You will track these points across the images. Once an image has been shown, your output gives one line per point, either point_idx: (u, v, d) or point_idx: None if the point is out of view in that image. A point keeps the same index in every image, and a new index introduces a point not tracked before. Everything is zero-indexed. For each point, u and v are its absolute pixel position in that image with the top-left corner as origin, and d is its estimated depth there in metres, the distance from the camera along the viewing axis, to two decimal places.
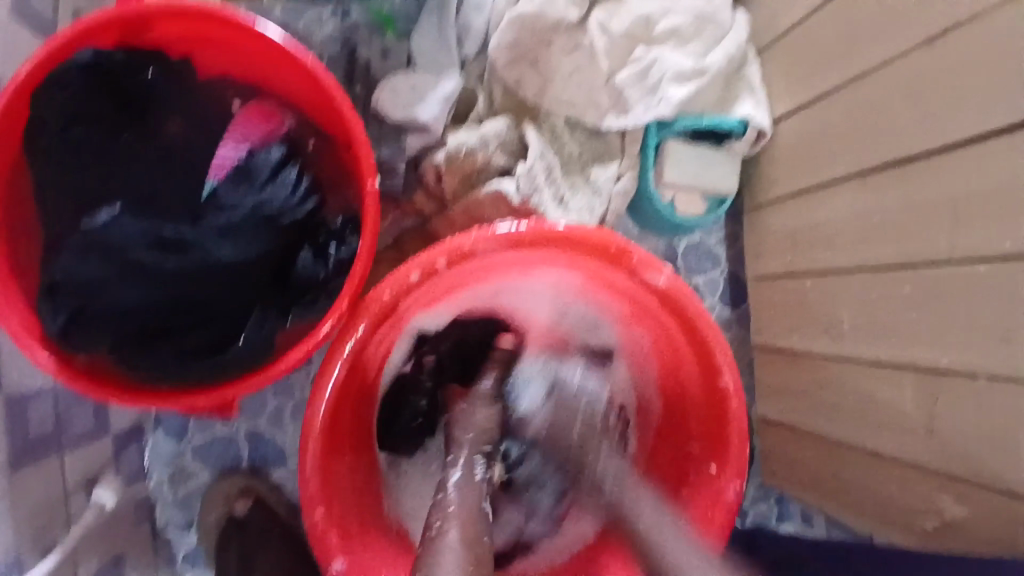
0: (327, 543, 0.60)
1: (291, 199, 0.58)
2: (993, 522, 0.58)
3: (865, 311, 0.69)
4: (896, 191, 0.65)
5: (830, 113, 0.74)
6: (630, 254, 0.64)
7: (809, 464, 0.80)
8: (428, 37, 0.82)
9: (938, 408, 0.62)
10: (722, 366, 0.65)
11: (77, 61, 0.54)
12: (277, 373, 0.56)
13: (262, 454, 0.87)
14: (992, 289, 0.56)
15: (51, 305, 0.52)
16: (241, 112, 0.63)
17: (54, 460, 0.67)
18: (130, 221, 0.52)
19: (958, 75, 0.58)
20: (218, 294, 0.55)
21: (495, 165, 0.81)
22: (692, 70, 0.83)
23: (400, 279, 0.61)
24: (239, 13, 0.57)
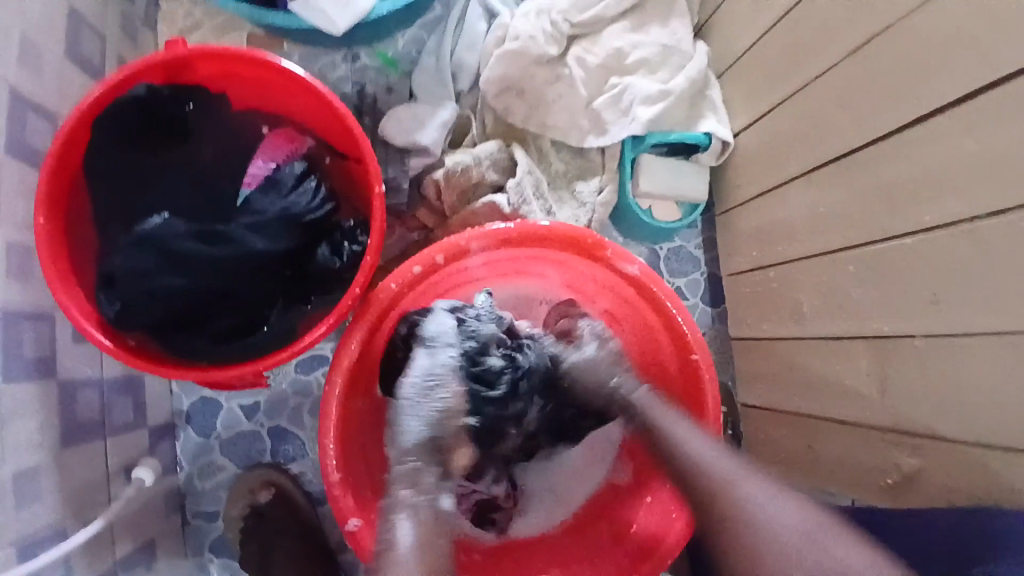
0: (343, 504, 0.68)
1: (312, 204, 0.68)
2: (944, 467, 0.65)
3: (822, 292, 0.78)
4: (837, 185, 0.75)
5: (781, 122, 0.85)
6: (604, 246, 0.73)
7: (788, 441, 0.87)
8: (426, 75, 0.94)
9: (888, 370, 0.70)
10: (692, 343, 0.73)
11: (132, 94, 0.66)
12: (300, 350, 0.64)
13: (282, 450, 0.95)
14: (922, 258, 0.64)
15: (109, 294, 0.62)
16: (267, 136, 0.73)
17: (97, 445, 0.77)
18: (178, 221, 0.62)
19: (879, 82, 0.69)
20: (248, 282, 0.64)
21: (489, 180, 0.91)
22: (658, 93, 0.93)
23: (404, 272, 0.71)
24: (266, 54, 0.68)
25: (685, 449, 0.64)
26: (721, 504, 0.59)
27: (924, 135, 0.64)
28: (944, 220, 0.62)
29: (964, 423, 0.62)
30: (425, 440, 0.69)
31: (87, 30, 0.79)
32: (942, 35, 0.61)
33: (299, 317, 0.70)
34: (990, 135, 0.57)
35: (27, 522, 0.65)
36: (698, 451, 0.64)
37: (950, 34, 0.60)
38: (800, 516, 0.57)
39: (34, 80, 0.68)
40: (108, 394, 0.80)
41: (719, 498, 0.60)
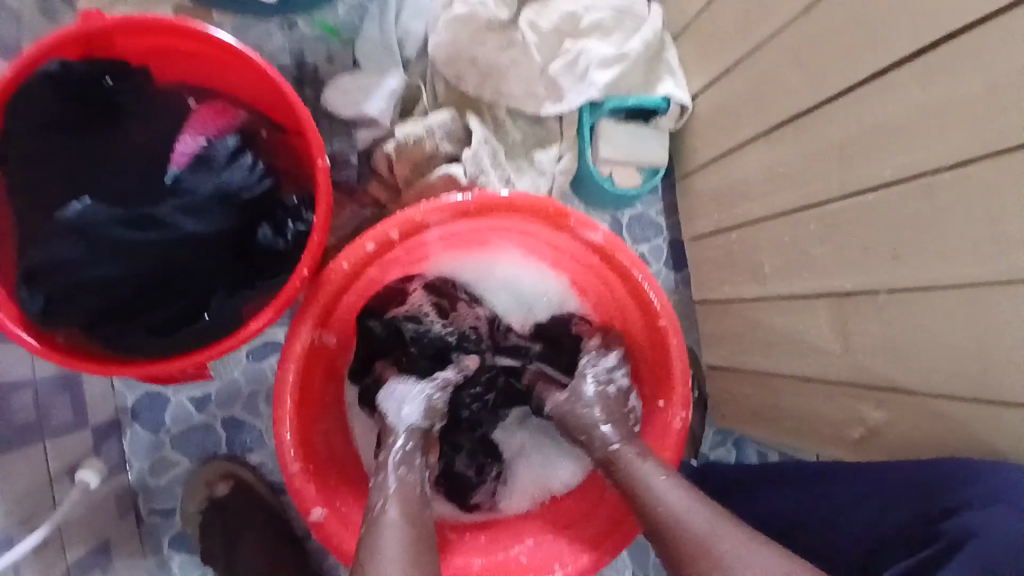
0: (306, 495, 0.65)
1: (248, 180, 0.64)
2: (909, 419, 0.66)
3: (783, 251, 0.77)
4: (794, 143, 0.74)
5: (737, 81, 0.83)
6: (567, 215, 0.71)
7: (753, 400, 0.87)
8: (371, 43, 0.89)
9: (850, 326, 0.70)
10: (658, 309, 0.72)
11: (45, 70, 0.60)
12: (246, 337, 0.60)
13: (240, 441, 0.91)
14: (880, 212, 0.64)
15: (32, 288, 0.57)
16: (197, 110, 0.68)
17: (37, 449, 0.72)
18: (102, 206, 0.58)
19: (833, 35, 0.67)
20: (184, 268, 0.60)
21: (442, 152, 0.87)
22: (615, 56, 0.91)
23: (357, 251, 0.67)
24: (191, 22, 0.63)
25: (663, 501, 0.59)
26: (700, 565, 0.53)
27: (878, 89, 0.63)
28: (900, 173, 0.62)
29: (923, 376, 0.63)
30: (424, 429, 0.70)
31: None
32: None
33: (244, 304, 0.65)
34: (941, 87, 0.57)
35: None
36: (674, 506, 0.58)
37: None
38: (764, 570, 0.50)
39: None
40: (45, 394, 0.74)
41: (674, 542, 0.56)
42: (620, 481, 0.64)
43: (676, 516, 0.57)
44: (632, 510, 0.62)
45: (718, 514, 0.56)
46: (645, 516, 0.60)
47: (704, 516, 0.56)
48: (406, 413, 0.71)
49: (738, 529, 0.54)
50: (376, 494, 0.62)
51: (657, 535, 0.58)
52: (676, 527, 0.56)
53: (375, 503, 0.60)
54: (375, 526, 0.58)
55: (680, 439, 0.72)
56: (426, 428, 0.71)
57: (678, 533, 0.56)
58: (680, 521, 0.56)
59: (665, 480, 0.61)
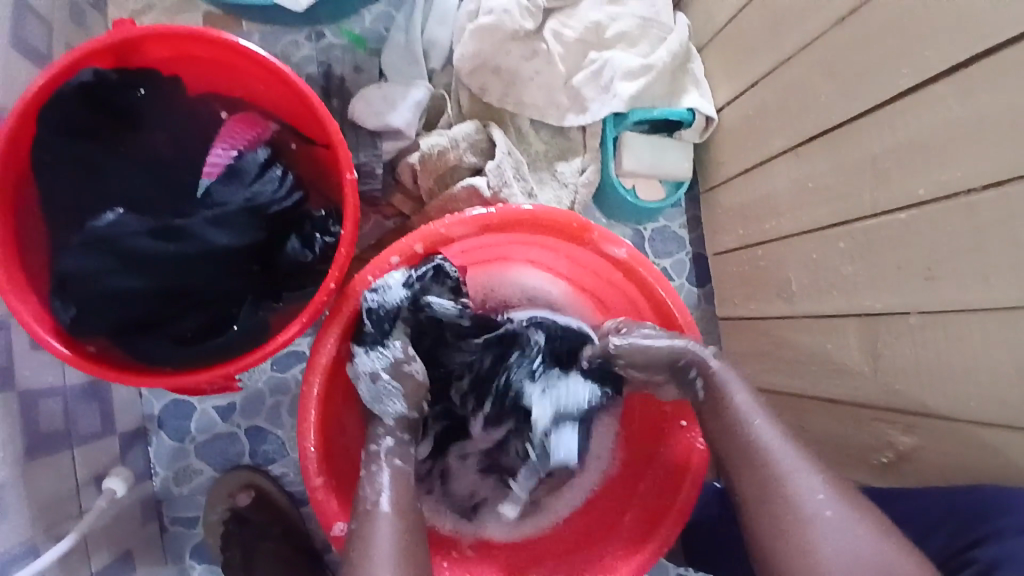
0: (327, 508, 0.65)
1: (277, 193, 0.64)
2: (941, 444, 0.64)
3: (812, 269, 0.76)
4: (825, 158, 0.73)
5: (765, 94, 0.82)
6: (590, 230, 0.71)
7: (778, 420, 0.86)
8: (396, 54, 0.90)
9: (880, 347, 0.68)
10: (682, 326, 0.71)
11: (77, 80, 0.60)
12: (272, 349, 0.60)
13: (261, 451, 0.92)
14: (915, 233, 0.63)
15: (64, 297, 0.58)
16: (227, 121, 0.68)
17: (64, 455, 0.73)
18: (134, 218, 0.58)
19: (866, 51, 0.66)
20: (213, 280, 0.60)
21: (467, 163, 0.88)
22: (640, 68, 0.90)
23: (382, 264, 0.68)
24: (222, 33, 0.63)
25: (768, 450, 0.56)
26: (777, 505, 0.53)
27: (913, 104, 0.62)
28: (936, 192, 0.60)
29: (953, 399, 0.62)
30: (412, 414, 0.67)
31: (34, 11, 0.73)
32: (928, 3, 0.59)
33: (269, 313, 0.67)
34: (984, 103, 0.55)
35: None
36: (767, 441, 0.57)
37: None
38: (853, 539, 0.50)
39: None
40: (73, 401, 0.76)
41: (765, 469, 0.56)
42: (710, 396, 0.62)
43: (770, 452, 0.56)
44: (708, 415, 0.62)
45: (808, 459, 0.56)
46: (733, 445, 0.59)
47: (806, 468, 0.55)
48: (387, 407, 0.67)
49: (836, 484, 0.54)
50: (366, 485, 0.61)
51: (742, 459, 0.58)
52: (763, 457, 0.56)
53: (369, 498, 0.59)
54: (367, 519, 0.58)
55: (701, 462, 0.70)
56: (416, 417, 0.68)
57: (769, 468, 0.55)
58: (771, 459, 0.56)
59: (758, 412, 0.59)
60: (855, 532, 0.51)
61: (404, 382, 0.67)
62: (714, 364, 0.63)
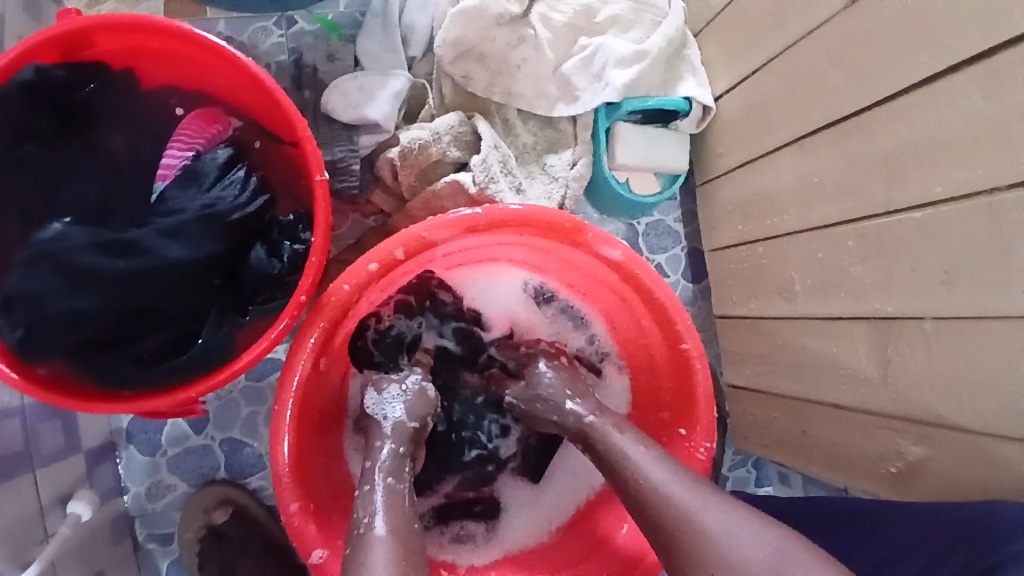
0: (306, 535, 0.61)
1: (240, 198, 0.59)
2: (955, 458, 0.60)
3: (817, 268, 0.72)
4: (832, 150, 0.68)
5: (766, 83, 0.77)
6: (584, 230, 0.66)
7: (778, 424, 0.82)
8: (373, 40, 0.84)
9: (890, 352, 0.64)
10: (682, 332, 0.67)
11: (18, 78, 0.55)
12: (239, 369, 0.55)
13: (237, 462, 0.87)
14: (930, 233, 0.58)
15: (8, 318, 0.52)
16: (185, 117, 0.63)
17: (24, 479, 0.68)
18: (80, 231, 0.53)
19: (878, 36, 0.62)
20: (170, 295, 0.55)
21: (450, 158, 0.83)
22: (633, 55, 0.84)
23: (358, 271, 0.63)
24: (179, 24, 0.58)
25: (644, 477, 0.55)
26: (687, 534, 0.51)
27: (929, 96, 0.57)
28: (955, 190, 0.56)
29: (967, 409, 0.58)
30: (412, 426, 0.64)
31: None
32: None
33: (237, 330, 0.60)
34: (1007, 97, 0.51)
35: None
36: (655, 480, 0.54)
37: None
38: (754, 537, 0.49)
39: None
40: (33, 420, 0.70)
41: (658, 515, 0.53)
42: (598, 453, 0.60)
43: (662, 487, 0.54)
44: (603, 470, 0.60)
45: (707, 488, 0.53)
46: (624, 487, 0.56)
47: (693, 493, 0.52)
48: (387, 408, 0.65)
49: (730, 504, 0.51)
50: (360, 506, 0.56)
51: (640, 509, 0.55)
52: (656, 496, 0.53)
53: (362, 518, 0.54)
54: (364, 545, 0.52)
55: (703, 471, 0.67)
56: (418, 427, 0.65)
57: (659, 507, 0.53)
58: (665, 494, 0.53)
59: (647, 456, 0.57)
60: (744, 526, 0.49)
61: (413, 396, 0.66)
62: (595, 427, 0.61)
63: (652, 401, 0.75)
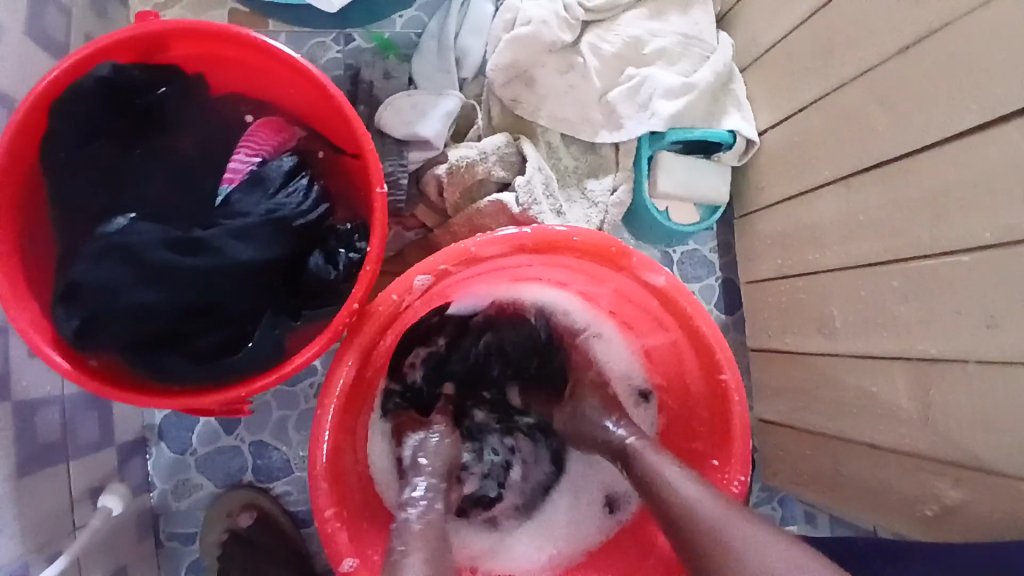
0: (337, 543, 0.60)
1: (303, 205, 0.61)
2: (992, 503, 0.59)
3: (856, 306, 0.72)
4: (880, 191, 0.68)
5: (815, 118, 0.77)
6: (629, 255, 0.66)
7: (809, 462, 0.82)
8: (427, 61, 0.87)
9: (932, 395, 0.64)
10: (721, 361, 0.67)
11: (95, 74, 0.56)
12: (288, 372, 0.56)
13: (266, 467, 0.87)
14: (975, 277, 0.58)
15: (67, 307, 0.53)
16: (252, 125, 0.65)
17: (59, 470, 0.68)
18: (149, 227, 0.54)
19: (935, 82, 0.62)
20: (229, 295, 0.56)
21: (495, 177, 0.84)
22: (681, 87, 0.86)
23: (407, 283, 0.63)
24: (252, 33, 0.59)
25: (677, 494, 0.54)
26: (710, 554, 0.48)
27: (977, 143, 0.58)
28: (1003, 237, 0.56)
29: (1008, 453, 0.57)
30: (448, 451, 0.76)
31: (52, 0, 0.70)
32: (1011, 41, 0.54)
33: (289, 333, 0.61)
34: None
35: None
36: (686, 497, 0.54)
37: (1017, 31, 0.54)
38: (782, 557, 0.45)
39: None
40: (71, 412, 0.71)
41: (687, 533, 0.51)
42: (643, 478, 0.59)
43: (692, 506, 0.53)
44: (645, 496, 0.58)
45: (759, 524, 0.49)
46: (661, 505, 0.55)
47: (710, 501, 0.52)
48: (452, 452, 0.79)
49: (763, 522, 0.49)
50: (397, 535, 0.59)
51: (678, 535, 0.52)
52: (688, 515, 0.52)
53: (395, 548, 0.57)
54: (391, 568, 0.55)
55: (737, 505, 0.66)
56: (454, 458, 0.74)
57: (699, 527, 0.51)
58: (717, 532, 0.49)
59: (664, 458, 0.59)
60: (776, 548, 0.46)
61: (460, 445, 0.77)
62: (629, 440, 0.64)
63: (684, 433, 0.75)
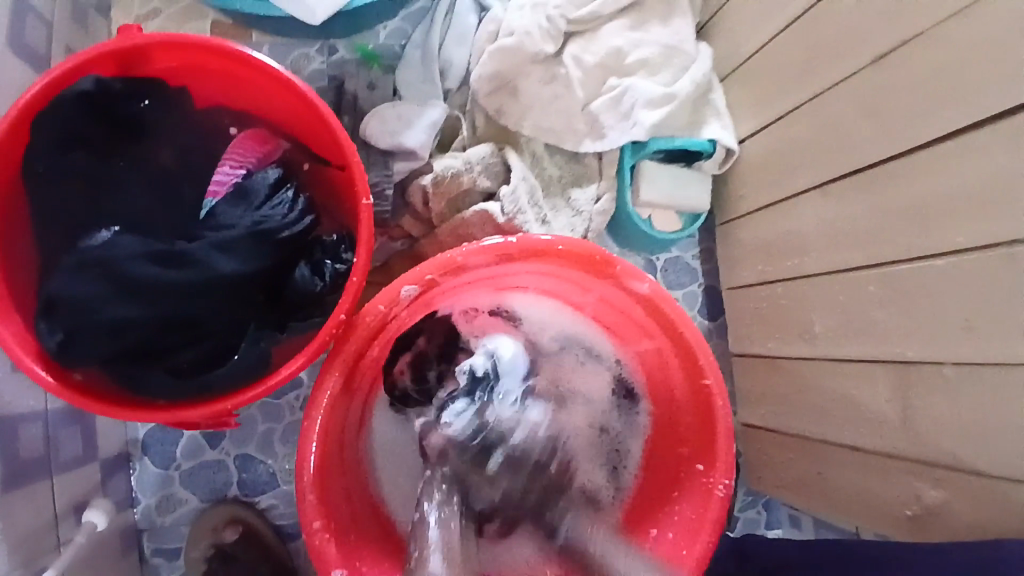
0: (324, 555, 0.60)
1: (289, 217, 0.61)
2: (973, 505, 0.61)
3: (835, 311, 0.73)
4: (856, 197, 0.70)
5: (792, 127, 0.79)
6: (613, 264, 0.67)
7: (792, 465, 0.83)
8: (411, 72, 0.88)
9: (910, 397, 0.65)
10: (705, 367, 0.68)
11: (77, 87, 0.56)
12: (275, 384, 0.56)
13: (251, 480, 0.86)
14: (949, 281, 0.60)
15: (48, 322, 0.53)
16: (236, 137, 0.65)
17: (42, 486, 0.67)
18: (131, 240, 0.54)
19: (905, 91, 0.63)
20: (213, 309, 0.55)
21: (480, 187, 0.85)
22: (662, 97, 0.87)
23: (393, 293, 0.63)
24: (233, 44, 0.59)
25: (609, 568, 0.68)
26: None
27: (947, 150, 0.60)
28: (977, 240, 0.57)
29: (985, 453, 0.59)
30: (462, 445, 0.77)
31: (32, 12, 0.70)
32: (979, 52, 0.56)
33: (274, 345, 0.61)
34: None
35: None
36: (621, 565, 0.67)
37: (984, 43, 0.56)
38: None
39: None
40: (53, 427, 0.70)
41: None
42: (574, 552, 0.71)
43: None
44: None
45: None
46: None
47: (632, 563, 0.67)
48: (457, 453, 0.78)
49: None
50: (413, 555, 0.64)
51: None
52: None
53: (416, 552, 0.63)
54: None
55: (721, 509, 0.67)
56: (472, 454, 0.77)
57: None
58: None
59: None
60: None
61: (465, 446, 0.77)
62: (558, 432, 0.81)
63: (671, 439, 0.76)
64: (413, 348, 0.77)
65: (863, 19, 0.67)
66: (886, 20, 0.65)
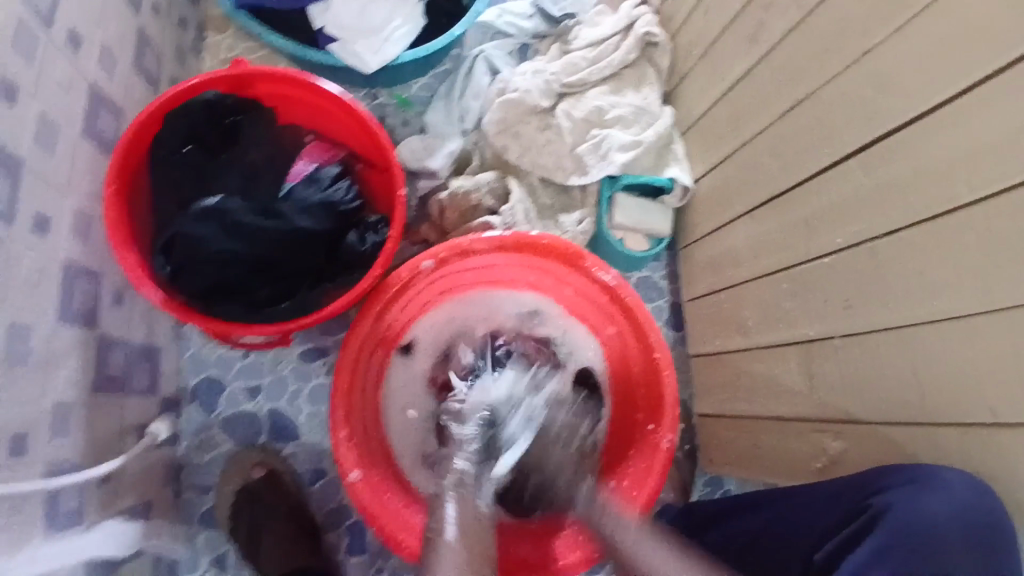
0: (345, 461, 0.77)
1: (346, 197, 0.81)
2: (870, 449, 0.76)
3: (763, 307, 0.92)
4: (772, 218, 0.90)
5: (730, 167, 1.00)
6: (583, 257, 0.87)
7: (734, 441, 0.99)
8: (438, 114, 1.13)
9: (814, 367, 0.83)
10: (653, 342, 0.85)
11: (206, 97, 0.79)
12: (324, 316, 0.75)
13: (278, 433, 1.02)
14: (834, 274, 0.79)
15: (164, 257, 0.74)
16: (310, 143, 0.87)
17: (117, 401, 0.83)
18: (235, 201, 0.74)
19: (793, 137, 0.85)
20: (286, 255, 0.76)
21: (485, 205, 1.05)
22: (632, 142, 1.10)
23: (415, 264, 0.83)
24: (310, 77, 0.81)
25: None
26: None
27: (819, 180, 0.81)
28: (849, 240, 0.76)
29: (877, 405, 0.75)
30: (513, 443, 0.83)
31: (152, 44, 0.94)
32: (832, 108, 0.78)
33: (323, 290, 0.81)
34: (878, 173, 0.72)
35: (56, 452, 0.70)
36: None
37: (835, 102, 0.77)
38: None
39: (113, 79, 0.83)
40: (133, 357, 0.87)
41: None
42: None
43: None
44: None
45: None
46: None
47: None
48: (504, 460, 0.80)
49: None
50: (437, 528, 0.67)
51: None
52: None
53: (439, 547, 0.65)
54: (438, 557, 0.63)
55: (664, 458, 0.82)
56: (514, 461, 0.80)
57: None
58: None
59: None
60: None
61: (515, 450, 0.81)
62: None
63: (630, 406, 0.92)
64: (418, 342, 0.97)
65: (764, 86, 0.90)
66: (778, 94, 0.87)
